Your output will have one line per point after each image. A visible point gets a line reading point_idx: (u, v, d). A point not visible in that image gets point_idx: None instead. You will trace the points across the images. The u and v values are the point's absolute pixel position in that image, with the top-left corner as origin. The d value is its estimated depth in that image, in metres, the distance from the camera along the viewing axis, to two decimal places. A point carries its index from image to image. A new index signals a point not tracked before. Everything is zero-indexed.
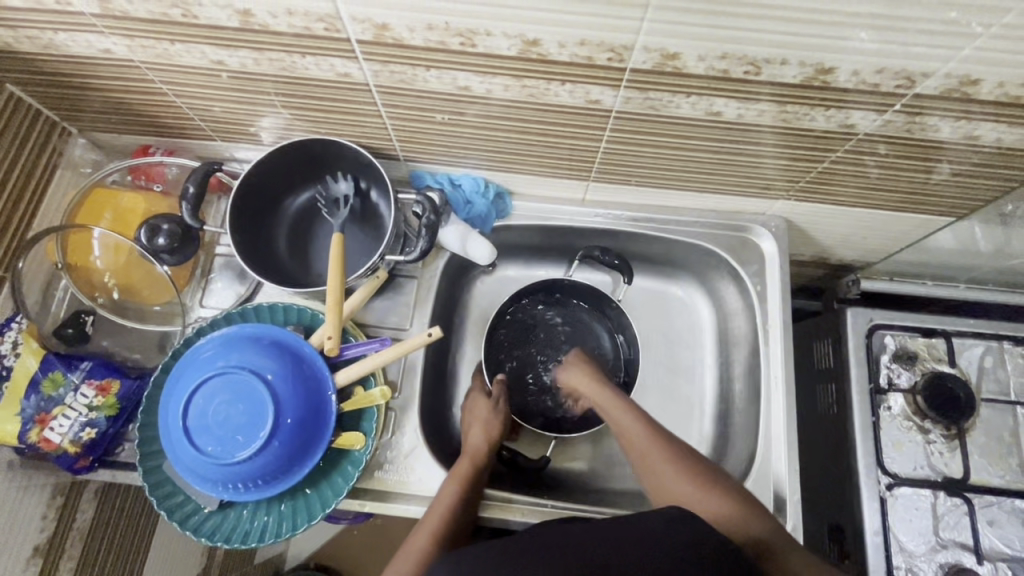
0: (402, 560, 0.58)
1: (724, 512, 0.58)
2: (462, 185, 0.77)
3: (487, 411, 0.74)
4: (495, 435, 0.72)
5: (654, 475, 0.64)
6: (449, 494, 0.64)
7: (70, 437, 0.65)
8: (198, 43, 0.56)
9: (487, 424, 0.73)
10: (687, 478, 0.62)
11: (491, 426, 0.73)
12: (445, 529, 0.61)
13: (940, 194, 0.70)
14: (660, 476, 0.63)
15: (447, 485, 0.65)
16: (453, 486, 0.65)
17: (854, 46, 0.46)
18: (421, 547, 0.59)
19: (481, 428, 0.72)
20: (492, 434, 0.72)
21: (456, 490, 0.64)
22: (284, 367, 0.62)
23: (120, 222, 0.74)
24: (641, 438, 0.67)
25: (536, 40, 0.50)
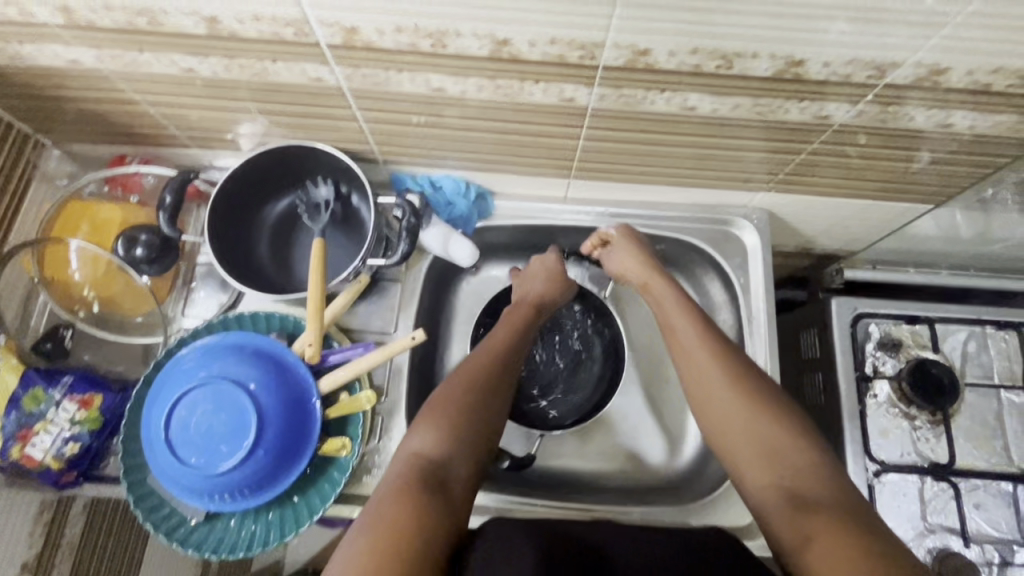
0: (463, 372, 0.66)
1: (779, 449, 0.56)
2: (443, 187, 0.77)
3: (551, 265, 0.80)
4: (557, 282, 0.78)
5: (711, 402, 0.62)
6: (506, 330, 0.72)
7: (53, 453, 0.65)
8: (166, 51, 0.56)
9: (552, 275, 0.79)
10: (747, 421, 0.59)
11: (553, 278, 0.78)
12: (502, 356, 0.69)
13: (919, 182, 0.70)
14: (714, 395, 0.61)
15: (506, 323, 0.73)
16: (510, 324, 0.73)
17: (824, 37, 0.47)
18: (482, 361, 0.67)
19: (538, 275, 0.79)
20: (555, 282, 0.78)
21: (512, 329, 0.72)
22: (267, 375, 0.62)
23: (98, 233, 0.73)
24: (699, 363, 0.64)
25: (506, 40, 0.49)
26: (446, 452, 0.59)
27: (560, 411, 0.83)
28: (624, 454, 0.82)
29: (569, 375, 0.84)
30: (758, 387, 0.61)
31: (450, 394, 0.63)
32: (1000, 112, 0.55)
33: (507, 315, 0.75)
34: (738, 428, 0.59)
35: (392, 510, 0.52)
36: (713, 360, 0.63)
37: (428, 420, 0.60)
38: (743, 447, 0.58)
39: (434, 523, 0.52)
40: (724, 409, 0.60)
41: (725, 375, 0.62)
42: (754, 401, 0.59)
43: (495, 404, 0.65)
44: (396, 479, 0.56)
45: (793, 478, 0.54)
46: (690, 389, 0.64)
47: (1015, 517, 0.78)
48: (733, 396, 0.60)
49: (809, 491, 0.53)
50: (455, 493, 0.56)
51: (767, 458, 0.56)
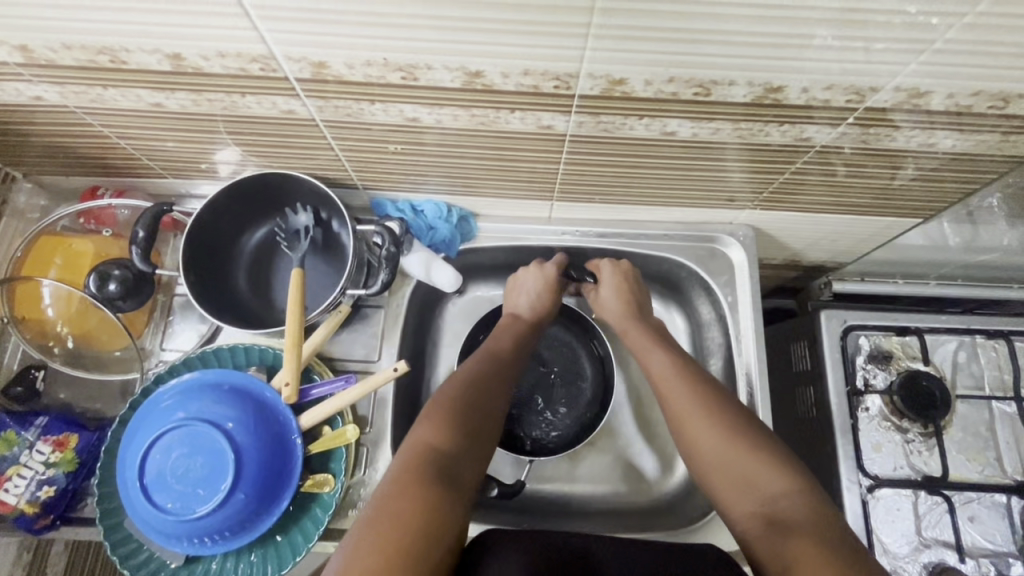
0: (463, 374, 0.67)
1: (755, 477, 0.57)
2: (424, 211, 0.75)
3: (546, 277, 0.78)
4: (552, 294, 0.78)
5: (686, 430, 0.63)
6: (505, 337, 0.73)
7: (27, 497, 0.63)
8: (132, 87, 0.54)
9: (547, 284, 0.78)
10: (723, 447, 0.60)
11: (548, 288, 0.78)
12: (500, 363, 0.69)
13: (904, 196, 0.70)
14: (693, 429, 0.63)
15: (504, 332, 0.74)
16: (506, 334, 0.74)
17: (802, 65, 0.46)
18: (481, 366, 0.68)
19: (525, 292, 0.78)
20: (550, 293, 0.78)
21: (510, 336, 0.74)
22: (246, 414, 0.60)
23: (71, 267, 0.71)
24: (676, 392, 0.66)
25: (479, 72, 0.48)
26: (454, 447, 0.58)
27: (551, 436, 0.82)
28: (615, 476, 0.81)
29: (559, 398, 0.83)
30: (732, 417, 0.62)
31: (452, 394, 0.63)
32: (983, 131, 0.54)
33: (502, 325, 0.76)
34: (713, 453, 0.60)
35: (401, 500, 0.51)
36: (688, 393, 0.65)
37: (432, 418, 0.60)
38: (724, 478, 0.59)
39: (443, 513, 0.51)
40: (702, 442, 0.61)
41: (699, 408, 0.63)
42: (727, 431, 0.61)
43: (496, 403, 0.65)
44: (403, 469, 0.55)
45: (769, 502, 0.55)
46: (672, 425, 0.66)
47: (1010, 529, 0.78)
48: (709, 428, 0.62)
49: (785, 514, 0.53)
50: (463, 489, 0.55)
51: (746, 486, 0.57)
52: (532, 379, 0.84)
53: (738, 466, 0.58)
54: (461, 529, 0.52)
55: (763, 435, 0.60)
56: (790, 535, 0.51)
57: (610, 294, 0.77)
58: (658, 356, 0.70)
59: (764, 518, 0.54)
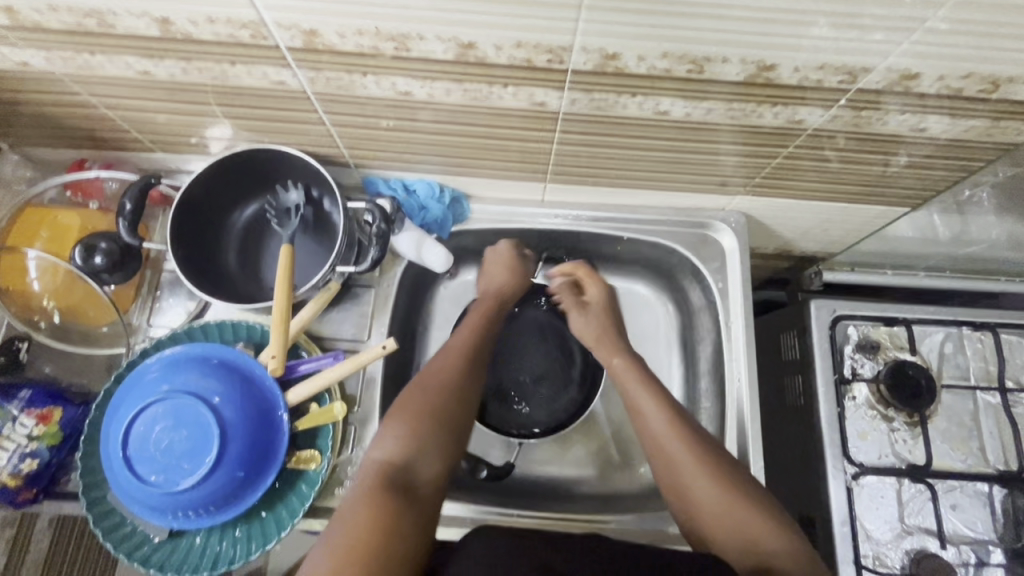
0: (429, 374, 0.64)
1: (741, 523, 0.56)
2: (416, 191, 0.75)
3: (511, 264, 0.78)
4: (518, 279, 0.78)
5: (678, 478, 0.60)
6: (467, 332, 0.71)
7: (9, 470, 0.62)
8: (120, 53, 0.53)
9: (511, 271, 0.78)
10: (718, 495, 0.58)
11: (511, 277, 0.78)
12: (466, 358, 0.67)
13: (894, 184, 0.70)
14: (682, 474, 0.60)
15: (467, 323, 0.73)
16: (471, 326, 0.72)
17: (793, 42, 0.46)
18: (444, 363, 0.66)
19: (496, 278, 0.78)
20: (513, 278, 0.78)
21: (473, 329, 0.71)
22: (232, 389, 0.60)
23: (57, 241, 0.70)
24: (667, 436, 0.62)
25: (472, 43, 0.48)
26: (414, 453, 0.57)
27: (539, 419, 0.82)
28: (602, 461, 0.81)
29: (548, 382, 0.83)
30: (722, 462, 0.60)
31: (416, 395, 0.62)
32: (973, 116, 0.54)
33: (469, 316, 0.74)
34: (710, 503, 0.58)
35: (358, 515, 0.51)
36: (679, 434, 0.62)
37: (395, 422, 0.59)
38: (709, 518, 0.58)
39: (399, 526, 0.51)
40: (692, 488, 0.59)
41: (690, 452, 0.60)
42: (717, 476, 0.59)
43: (462, 400, 0.63)
44: (362, 488, 0.54)
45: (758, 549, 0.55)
46: (658, 467, 0.63)
47: (991, 517, 0.79)
48: (702, 474, 0.59)
49: (774, 560, 0.53)
50: (423, 495, 0.56)
51: (733, 533, 0.56)
52: (522, 362, 0.84)
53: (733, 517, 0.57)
54: (421, 538, 0.52)
55: (747, 476, 0.60)
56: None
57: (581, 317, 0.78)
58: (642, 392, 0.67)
59: (752, 563, 0.54)
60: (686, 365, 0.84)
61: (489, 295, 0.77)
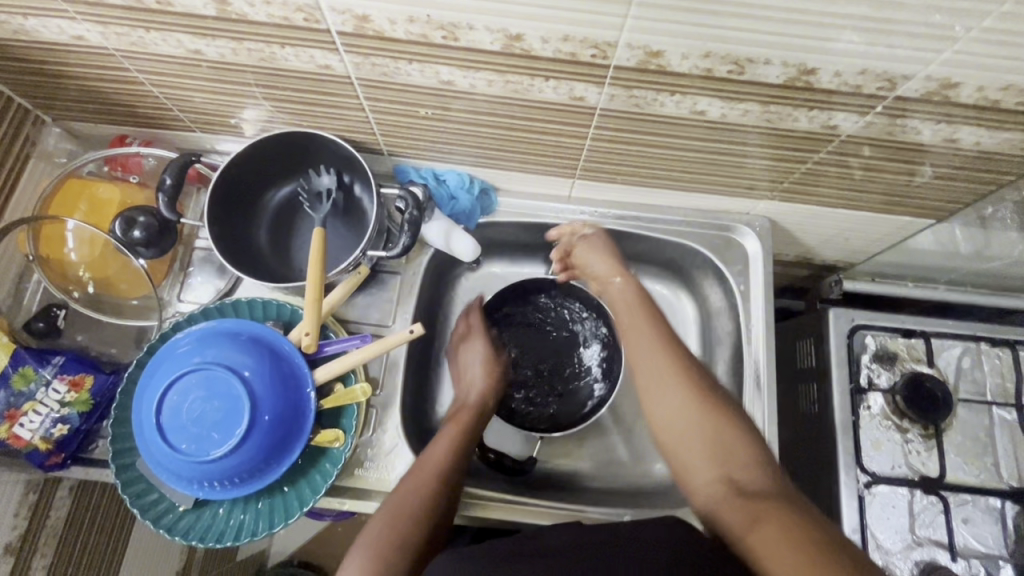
0: (397, 498, 0.58)
1: (713, 438, 0.55)
2: (447, 181, 0.76)
3: (483, 359, 0.75)
4: (496, 386, 0.73)
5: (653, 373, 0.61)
6: (446, 441, 0.64)
7: (41, 433, 0.64)
8: (174, 31, 0.55)
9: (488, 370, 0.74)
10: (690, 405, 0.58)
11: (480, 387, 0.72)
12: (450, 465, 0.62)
13: (922, 196, 0.71)
14: (657, 387, 0.60)
15: (444, 434, 0.66)
16: (449, 434, 0.65)
17: (837, 46, 0.47)
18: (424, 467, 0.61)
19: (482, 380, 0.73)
20: (489, 372, 0.74)
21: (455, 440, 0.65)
22: (262, 364, 0.61)
23: (96, 214, 0.73)
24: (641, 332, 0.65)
25: (519, 35, 0.49)
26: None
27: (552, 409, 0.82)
28: (615, 457, 0.82)
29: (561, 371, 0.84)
30: (699, 377, 0.60)
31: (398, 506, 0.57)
32: (1007, 129, 0.55)
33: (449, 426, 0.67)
34: (680, 415, 0.58)
35: None
36: (664, 349, 0.63)
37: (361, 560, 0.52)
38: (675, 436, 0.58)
39: None
40: (668, 411, 0.59)
41: (672, 369, 0.61)
42: (698, 395, 0.58)
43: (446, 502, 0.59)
44: None
45: (729, 465, 0.54)
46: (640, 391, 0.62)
47: (1002, 533, 0.79)
48: (681, 387, 0.59)
49: (742, 479, 0.52)
50: None
51: (703, 449, 0.55)
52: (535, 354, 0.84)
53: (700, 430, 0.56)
54: None
55: (727, 399, 0.59)
56: (751, 501, 0.50)
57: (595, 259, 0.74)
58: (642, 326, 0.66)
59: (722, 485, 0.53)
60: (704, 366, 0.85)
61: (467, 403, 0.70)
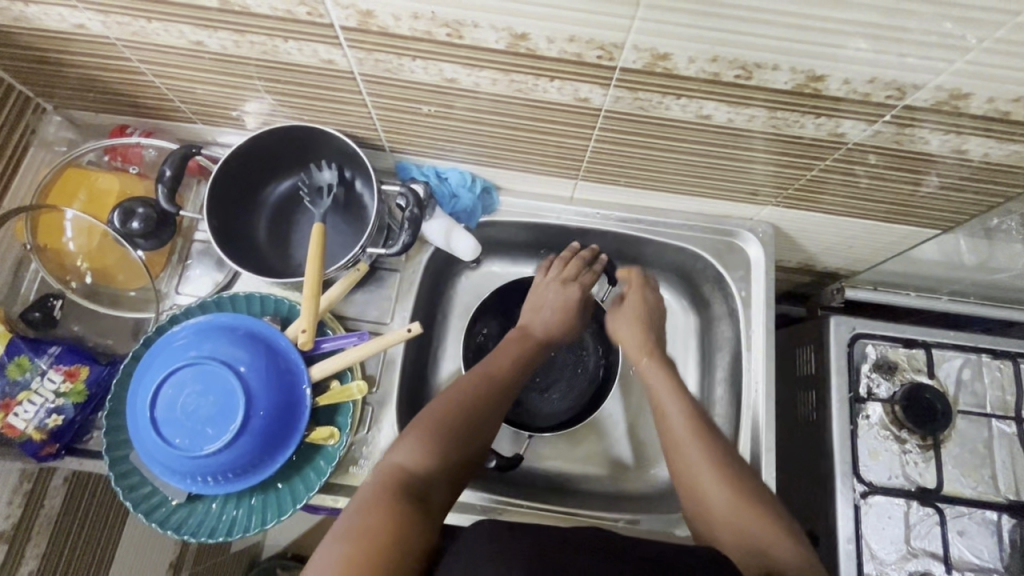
0: (438, 404, 0.63)
1: (743, 512, 0.58)
2: (449, 178, 0.76)
3: (563, 296, 0.78)
4: (566, 323, 0.77)
5: (679, 446, 0.64)
6: (506, 358, 0.71)
7: (35, 423, 0.63)
8: (176, 21, 0.54)
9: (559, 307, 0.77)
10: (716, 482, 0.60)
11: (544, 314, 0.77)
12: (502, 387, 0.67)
13: (927, 206, 0.70)
14: (690, 455, 0.63)
15: (507, 351, 0.72)
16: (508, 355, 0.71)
17: (846, 54, 0.46)
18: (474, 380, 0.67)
19: (547, 310, 0.77)
20: (563, 305, 0.78)
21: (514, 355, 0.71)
22: (258, 359, 0.61)
23: (95, 204, 0.72)
24: (666, 400, 0.68)
25: (525, 35, 0.49)
26: (429, 470, 0.57)
27: (540, 407, 0.82)
28: (611, 460, 0.82)
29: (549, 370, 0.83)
30: (724, 452, 0.63)
31: (443, 407, 0.63)
32: (1016, 141, 0.54)
33: (513, 344, 0.73)
34: (710, 492, 0.61)
35: (369, 513, 0.51)
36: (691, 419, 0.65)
37: (409, 440, 0.59)
38: (705, 511, 0.60)
39: (410, 530, 0.51)
40: (701, 481, 0.61)
41: (700, 442, 0.63)
42: (725, 469, 0.61)
43: (490, 420, 0.64)
44: (376, 490, 0.54)
45: (757, 540, 0.56)
46: (671, 460, 0.65)
47: (997, 546, 0.78)
48: (710, 462, 0.62)
49: (774, 556, 0.54)
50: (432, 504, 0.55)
51: (732, 521, 0.58)
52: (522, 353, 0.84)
53: (731, 509, 0.59)
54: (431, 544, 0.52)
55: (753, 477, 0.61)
56: None
57: (630, 300, 0.79)
58: (670, 391, 0.69)
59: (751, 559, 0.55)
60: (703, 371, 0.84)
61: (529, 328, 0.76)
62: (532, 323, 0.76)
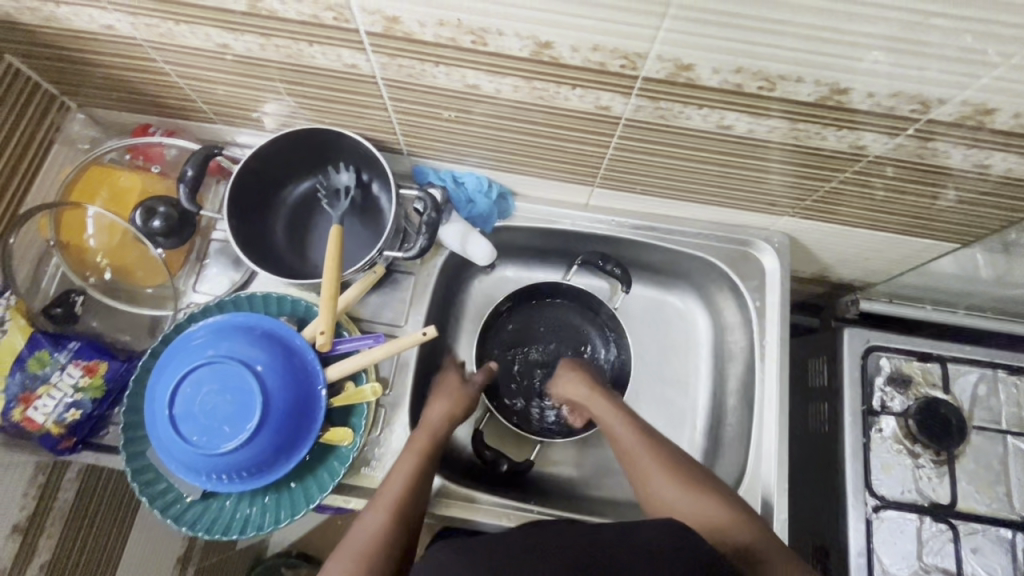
0: (353, 539, 0.57)
1: (705, 511, 0.60)
2: (466, 183, 0.76)
3: (445, 395, 0.71)
4: (456, 412, 0.69)
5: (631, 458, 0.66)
6: (407, 470, 0.62)
7: (54, 417, 0.64)
8: (203, 24, 0.55)
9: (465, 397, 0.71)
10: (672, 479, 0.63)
11: (450, 410, 0.69)
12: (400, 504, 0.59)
13: (947, 219, 0.69)
14: (651, 476, 0.64)
15: (399, 466, 0.63)
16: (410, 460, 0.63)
17: (871, 67, 0.46)
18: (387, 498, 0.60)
19: (447, 407, 0.70)
20: (444, 404, 0.70)
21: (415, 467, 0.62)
22: (275, 359, 0.61)
23: (117, 202, 0.73)
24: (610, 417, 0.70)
25: (548, 43, 0.49)
26: None
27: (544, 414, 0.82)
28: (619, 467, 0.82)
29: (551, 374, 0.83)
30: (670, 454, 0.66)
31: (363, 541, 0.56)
32: None
33: (407, 452, 0.64)
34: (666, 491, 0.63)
35: None
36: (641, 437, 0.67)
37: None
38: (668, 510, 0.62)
39: None
40: (663, 495, 0.63)
41: (649, 450, 0.66)
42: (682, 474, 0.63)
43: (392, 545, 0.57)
44: None
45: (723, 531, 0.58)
46: (632, 480, 0.66)
47: (1012, 564, 0.77)
48: (666, 473, 0.64)
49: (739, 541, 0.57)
50: None
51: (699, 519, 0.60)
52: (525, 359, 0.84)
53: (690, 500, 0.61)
54: None
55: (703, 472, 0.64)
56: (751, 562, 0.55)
57: (568, 378, 0.76)
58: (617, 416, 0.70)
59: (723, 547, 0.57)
60: (714, 380, 0.84)
61: (431, 425, 0.67)
62: (431, 421, 0.67)
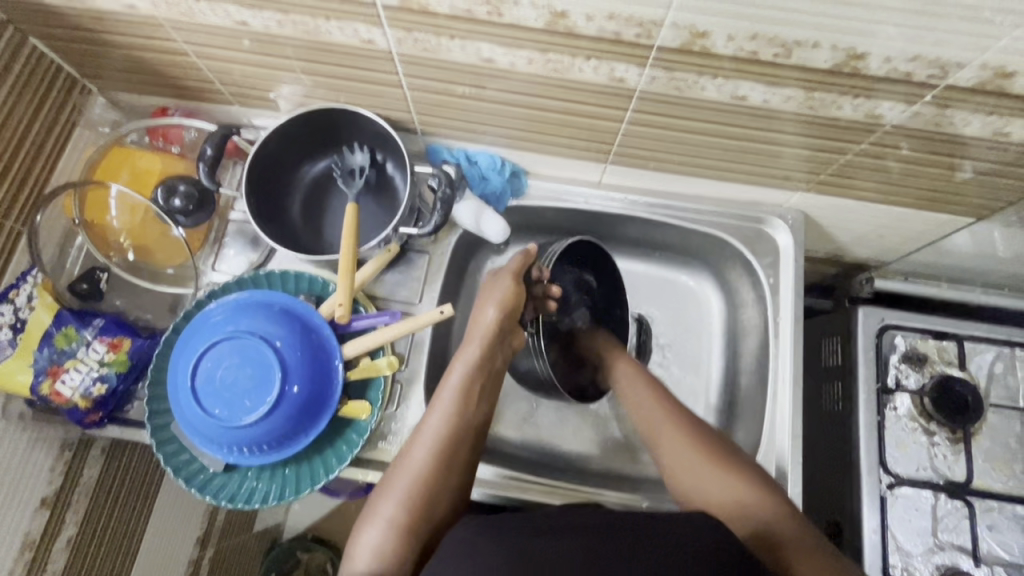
0: (405, 468, 0.59)
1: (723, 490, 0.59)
2: (478, 161, 0.76)
3: (496, 298, 0.69)
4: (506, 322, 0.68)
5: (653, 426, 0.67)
6: (444, 408, 0.62)
7: (81, 391, 0.65)
8: (223, 2, 0.56)
9: (503, 304, 0.68)
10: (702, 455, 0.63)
11: (487, 335, 0.67)
12: (449, 436, 0.61)
13: (964, 193, 0.69)
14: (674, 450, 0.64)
15: (442, 405, 0.63)
16: (450, 399, 0.63)
17: (888, 30, 0.46)
18: (432, 431, 0.61)
19: (481, 334, 0.67)
20: (494, 317, 0.68)
21: (452, 407, 0.62)
22: (294, 335, 0.63)
23: (138, 182, 0.75)
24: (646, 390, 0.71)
25: (564, 12, 0.49)
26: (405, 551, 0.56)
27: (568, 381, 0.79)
28: (632, 445, 0.83)
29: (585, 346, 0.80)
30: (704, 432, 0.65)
31: (411, 474, 0.59)
32: None
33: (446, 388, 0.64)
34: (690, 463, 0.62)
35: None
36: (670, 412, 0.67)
37: (380, 534, 0.56)
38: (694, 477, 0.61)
39: None
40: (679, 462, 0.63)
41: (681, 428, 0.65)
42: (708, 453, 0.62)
43: (447, 470, 0.60)
44: None
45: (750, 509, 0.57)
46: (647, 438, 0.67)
47: None
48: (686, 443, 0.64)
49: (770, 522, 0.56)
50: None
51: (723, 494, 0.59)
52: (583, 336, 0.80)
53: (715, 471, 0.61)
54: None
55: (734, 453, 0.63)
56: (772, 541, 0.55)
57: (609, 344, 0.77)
58: (638, 377, 0.73)
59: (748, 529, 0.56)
60: (727, 357, 0.84)
61: (469, 357, 0.66)
62: (469, 352, 0.66)
